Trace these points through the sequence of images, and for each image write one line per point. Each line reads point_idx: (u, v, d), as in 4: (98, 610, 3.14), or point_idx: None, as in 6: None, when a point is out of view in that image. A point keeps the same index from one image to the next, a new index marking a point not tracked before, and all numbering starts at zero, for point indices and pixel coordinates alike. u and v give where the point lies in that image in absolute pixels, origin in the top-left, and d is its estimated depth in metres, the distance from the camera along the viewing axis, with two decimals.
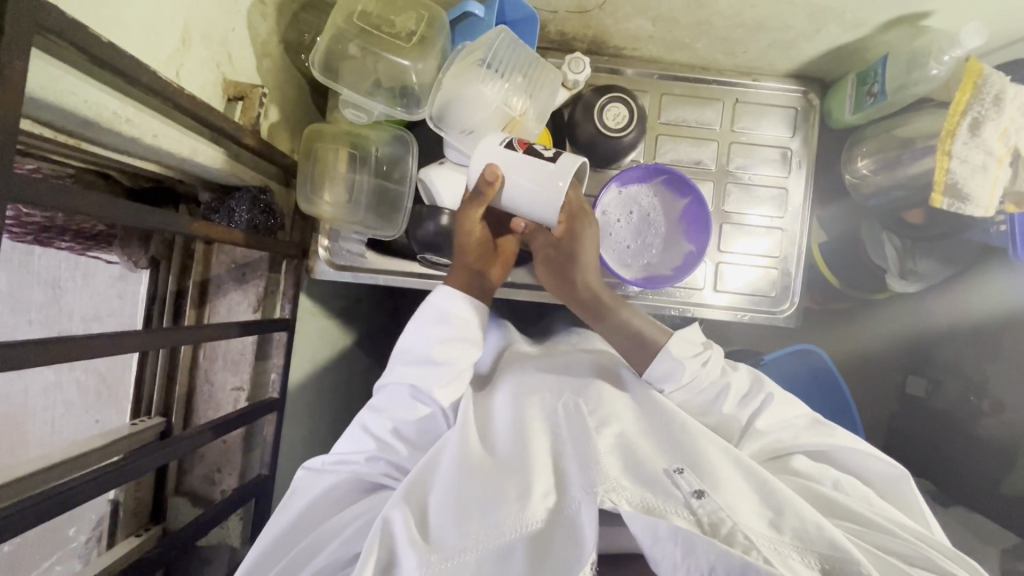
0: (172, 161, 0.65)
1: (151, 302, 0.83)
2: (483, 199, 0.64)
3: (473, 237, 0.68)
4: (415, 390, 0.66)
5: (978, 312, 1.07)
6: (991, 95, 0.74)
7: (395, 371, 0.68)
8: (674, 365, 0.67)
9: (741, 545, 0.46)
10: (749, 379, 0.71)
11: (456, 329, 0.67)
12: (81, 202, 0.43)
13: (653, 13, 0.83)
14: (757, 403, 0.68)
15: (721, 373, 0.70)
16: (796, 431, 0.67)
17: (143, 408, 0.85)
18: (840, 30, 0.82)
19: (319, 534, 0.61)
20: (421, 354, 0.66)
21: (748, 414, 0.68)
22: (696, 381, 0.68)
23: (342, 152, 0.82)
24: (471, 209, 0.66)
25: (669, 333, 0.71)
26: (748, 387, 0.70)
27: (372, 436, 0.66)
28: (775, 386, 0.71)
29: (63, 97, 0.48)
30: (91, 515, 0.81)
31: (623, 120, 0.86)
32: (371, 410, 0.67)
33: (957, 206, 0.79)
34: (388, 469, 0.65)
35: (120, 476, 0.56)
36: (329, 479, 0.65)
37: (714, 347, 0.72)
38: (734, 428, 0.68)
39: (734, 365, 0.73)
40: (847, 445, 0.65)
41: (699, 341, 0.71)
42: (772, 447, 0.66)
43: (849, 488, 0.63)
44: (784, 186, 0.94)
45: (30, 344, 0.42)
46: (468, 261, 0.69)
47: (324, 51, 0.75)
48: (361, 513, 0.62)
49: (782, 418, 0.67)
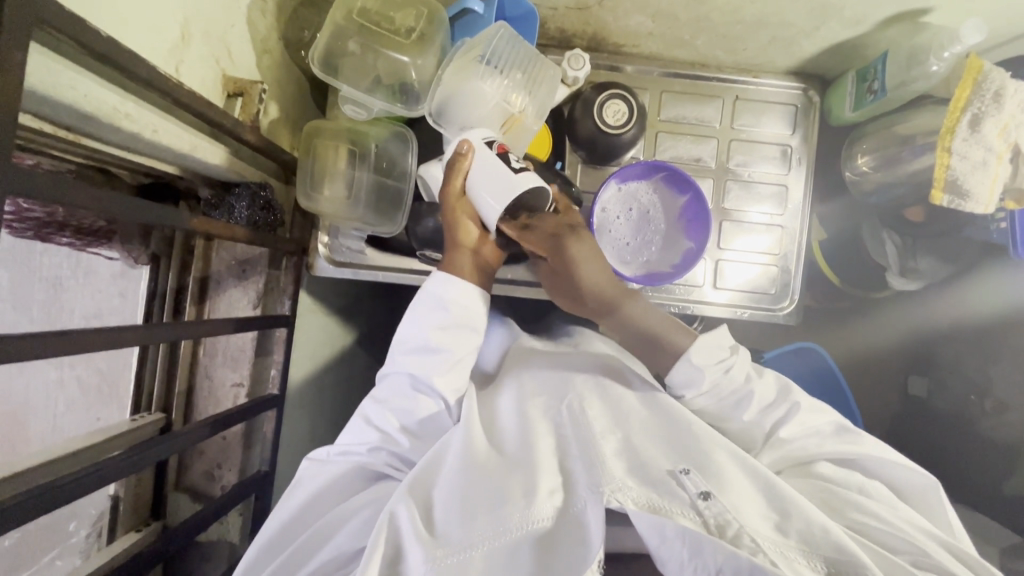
0: (172, 157, 0.65)
1: (151, 298, 0.84)
2: (458, 167, 0.68)
3: (457, 210, 0.69)
4: (414, 379, 0.67)
5: (979, 311, 1.07)
6: (991, 92, 0.74)
7: (394, 361, 0.68)
8: (694, 372, 0.67)
9: (747, 547, 0.46)
10: (775, 387, 0.69)
11: (454, 317, 0.67)
12: (80, 195, 0.43)
13: (653, 10, 0.83)
14: (782, 413, 0.67)
15: (747, 379, 0.68)
16: (823, 439, 0.66)
17: (144, 403, 0.85)
18: (841, 26, 0.81)
19: (321, 527, 0.61)
20: (419, 343, 0.67)
21: (772, 422, 0.67)
22: (718, 388, 0.67)
23: (342, 149, 0.82)
24: (449, 182, 0.68)
25: (694, 333, 0.70)
26: (774, 395, 0.68)
27: (375, 427, 0.67)
28: (801, 394, 0.69)
29: (63, 91, 0.48)
30: (91, 510, 0.81)
31: (622, 117, 0.86)
32: (374, 400, 0.68)
33: (956, 203, 0.79)
34: (390, 460, 0.66)
35: (119, 470, 0.56)
36: (333, 469, 0.66)
37: (741, 351, 0.70)
38: (756, 435, 0.68)
39: (760, 371, 0.71)
40: (876, 454, 0.64)
41: (727, 346, 0.69)
42: (798, 453, 0.66)
43: (876, 493, 0.62)
44: (784, 183, 0.94)
45: (28, 338, 0.42)
46: (459, 238, 0.69)
47: (324, 47, 0.75)
48: (364, 505, 0.62)
49: (807, 426, 0.67)
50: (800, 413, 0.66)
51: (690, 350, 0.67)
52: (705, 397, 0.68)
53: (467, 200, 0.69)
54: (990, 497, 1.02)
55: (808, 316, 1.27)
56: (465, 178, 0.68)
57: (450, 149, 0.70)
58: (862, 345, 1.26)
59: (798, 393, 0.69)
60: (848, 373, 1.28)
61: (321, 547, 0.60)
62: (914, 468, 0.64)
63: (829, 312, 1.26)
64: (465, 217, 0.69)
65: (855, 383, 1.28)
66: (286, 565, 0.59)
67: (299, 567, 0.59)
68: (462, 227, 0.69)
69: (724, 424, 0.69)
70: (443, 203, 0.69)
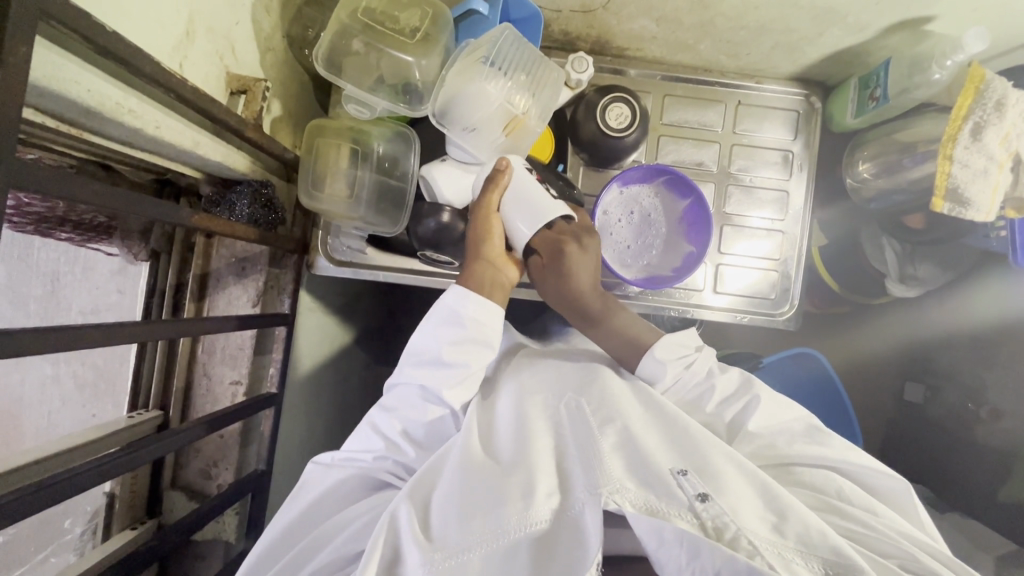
0: (173, 153, 0.65)
1: (149, 296, 0.83)
2: (496, 183, 0.72)
3: (488, 224, 0.72)
4: (425, 390, 0.66)
5: (978, 320, 1.07)
6: (992, 101, 0.75)
7: (404, 372, 0.68)
8: (659, 366, 0.70)
9: (745, 550, 0.47)
10: (737, 381, 0.72)
11: (468, 331, 0.67)
12: (82, 190, 0.43)
13: (657, 14, 0.83)
14: (742, 405, 0.69)
15: (707, 374, 0.73)
16: (793, 436, 0.67)
17: (141, 401, 0.84)
18: (843, 33, 0.82)
19: (323, 532, 0.61)
20: (431, 355, 0.67)
21: (732, 415, 0.69)
22: (681, 381, 0.71)
23: (344, 148, 0.81)
24: (484, 195, 0.72)
25: (660, 334, 0.74)
26: (735, 388, 0.71)
27: (381, 437, 0.67)
28: (765, 389, 0.71)
29: (66, 85, 0.47)
30: (87, 508, 0.80)
31: (625, 121, 0.86)
32: (381, 409, 0.68)
33: (957, 211, 0.79)
34: (395, 468, 0.65)
35: (117, 467, 0.56)
36: (337, 474, 0.66)
37: (706, 349, 0.75)
38: (719, 428, 0.69)
39: (721, 367, 0.75)
40: (850, 457, 0.64)
41: (691, 344, 0.75)
42: (774, 454, 0.65)
43: (853, 496, 0.61)
44: (785, 189, 0.94)
45: (27, 332, 0.42)
46: (484, 249, 0.71)
47: (329, 45, 0.75)
48: (365, 510, 0.62)
49: (777, 420, 0.68)
50: (760, 404, 0.68)
51: (654, 346, 0.71)
52: (672, 391, 0.71)
53: (499, 217, 0.72)
54: (987, 504, 1.02)
55: (805, 322, 1.27)
56: (501, 194, 0.72)
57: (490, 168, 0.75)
58: (858, 350, 1.27)
59: (760, 386, 0.71)
60: (844, 378, 1.28)
61: (321, 550, 0.60)
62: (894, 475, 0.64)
63: (826, 318, 1.27)
64: (495, 232, 0.72)
65: (851, 388, 1.28)
66: (288, 567, 0.59)
67: (301, 568, 0.59)
68: (490, 238, 0.71)
69: (702, 417, 0.70)
70: (475, 214, 0.72)
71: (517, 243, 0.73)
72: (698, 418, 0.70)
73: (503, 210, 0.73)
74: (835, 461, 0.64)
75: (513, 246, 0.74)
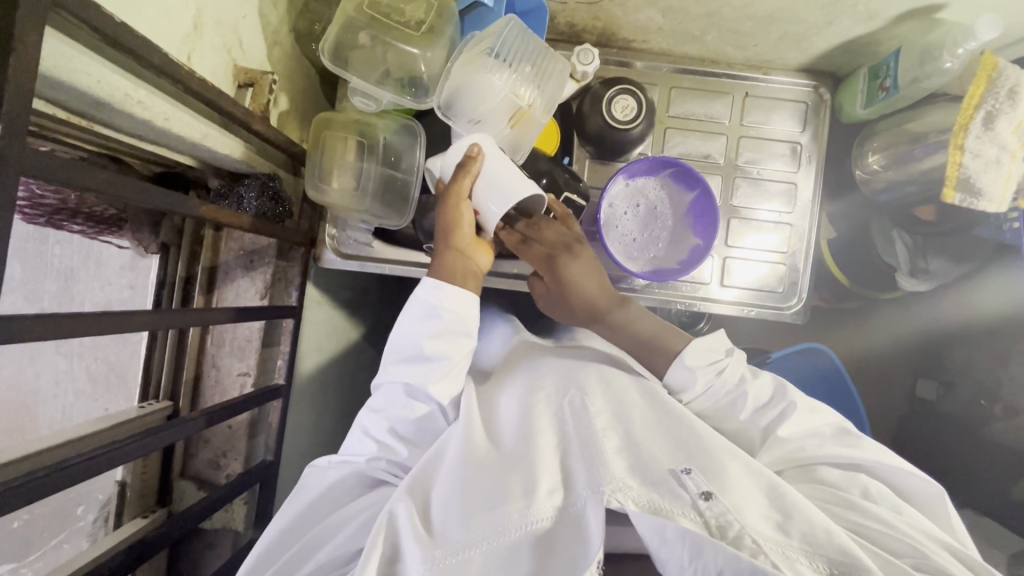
0: (182, 146, 0.66)
1: (160, 287, 0.84)
2: (467, 169, 0.70)
3: (458, 211, 0.70)
4: (409, 387, 0.67)
5: (991, 314, 1.06)
6: (1006, 89, 0.74)
7: (388, 370, 0.68)
8: (688, 374, 0.71)
9: (749, 548, 0.46)
10: (771, 385, 0.70)
11: (447, 324, 0.67)
12: (94, 180, 0.44)
13: (663, 5, 0.83)
14: (778, 411, 0.67)
15: (741, 380, 0.71)
16: (822, 440, 0.65)
17: (151, 392, 0.85)
18: (853, 22, 0.81)
19: (318, 533, 0.62)
20: (412, 352, 0.67)
21: (766, 422, 0.68)
22: (712, 389, 0.70)
23: (351, 141, 0.83)
24: (454, 181, 0.70)
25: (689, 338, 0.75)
26: (769, 395, 0.69)
27: (372, 440, 0.67)
28: (800, 393, 0.69)
29: (77, 76, 0.48)
30: (99, 495, 0.81)
31: (631, 112, 0.86)
32: (369, 411, 0.69)
33: (969, 202, 0.79)
34: (389, 468, 0.66)
35: (127, 454, 0.57)
36: (332, 475, 0.67)
37: (738, 352, 0.73)
38: (755, 436, 0.68)
39: (755, 372, 0.73)
40: (881, 459, 0.63)
41: (721, 348, 0.72)
42: (796, 455, 0.65)
43: (879, 497, 0.60)
44: (793, 181, 0.93)
45: (40, 318, 0.43)
46: (454, 237, 0.70)
47: (335, 39, 0.76)
48: (361, 509, 0.62)
49: (806, 426, 0.66)
50: (796, 412, 0.66)
51: (683, 351, 0.72)
52: (701, 398, 0.71)
53: (469, 203, 0.71)
54: (995, 501, 1.01)
55: (815, 316, 1.27)
56: (472, 180, 0.71)
57: (460, 150, 0.72)
58: (868, 345, 1.26)
59: (795, 390, 0.70)
60: (855, 374, 1.27)
61: (317, 551, 0.60)
62: (925, 478, 0.62)
63: (835, 312, 1.26)
64: (465, 220, 0.71)
65: (863, 384, 1.27)
66: (285, 567, 0.59)
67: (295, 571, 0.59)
68: (460, 227, 0.70)
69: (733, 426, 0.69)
70: (443, 201, 0.71)
71: (487, 222, 0.73)
72: (730, 428, 0.70)
73: (476, 194, 0.72)
74: (864, 461, 0.63)
75: (484, 227, 0.74)
